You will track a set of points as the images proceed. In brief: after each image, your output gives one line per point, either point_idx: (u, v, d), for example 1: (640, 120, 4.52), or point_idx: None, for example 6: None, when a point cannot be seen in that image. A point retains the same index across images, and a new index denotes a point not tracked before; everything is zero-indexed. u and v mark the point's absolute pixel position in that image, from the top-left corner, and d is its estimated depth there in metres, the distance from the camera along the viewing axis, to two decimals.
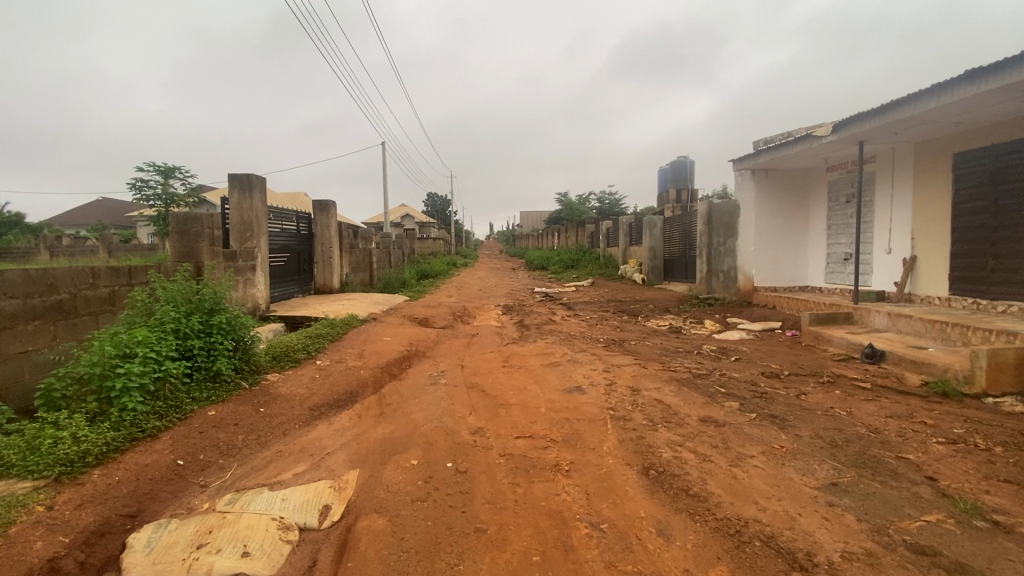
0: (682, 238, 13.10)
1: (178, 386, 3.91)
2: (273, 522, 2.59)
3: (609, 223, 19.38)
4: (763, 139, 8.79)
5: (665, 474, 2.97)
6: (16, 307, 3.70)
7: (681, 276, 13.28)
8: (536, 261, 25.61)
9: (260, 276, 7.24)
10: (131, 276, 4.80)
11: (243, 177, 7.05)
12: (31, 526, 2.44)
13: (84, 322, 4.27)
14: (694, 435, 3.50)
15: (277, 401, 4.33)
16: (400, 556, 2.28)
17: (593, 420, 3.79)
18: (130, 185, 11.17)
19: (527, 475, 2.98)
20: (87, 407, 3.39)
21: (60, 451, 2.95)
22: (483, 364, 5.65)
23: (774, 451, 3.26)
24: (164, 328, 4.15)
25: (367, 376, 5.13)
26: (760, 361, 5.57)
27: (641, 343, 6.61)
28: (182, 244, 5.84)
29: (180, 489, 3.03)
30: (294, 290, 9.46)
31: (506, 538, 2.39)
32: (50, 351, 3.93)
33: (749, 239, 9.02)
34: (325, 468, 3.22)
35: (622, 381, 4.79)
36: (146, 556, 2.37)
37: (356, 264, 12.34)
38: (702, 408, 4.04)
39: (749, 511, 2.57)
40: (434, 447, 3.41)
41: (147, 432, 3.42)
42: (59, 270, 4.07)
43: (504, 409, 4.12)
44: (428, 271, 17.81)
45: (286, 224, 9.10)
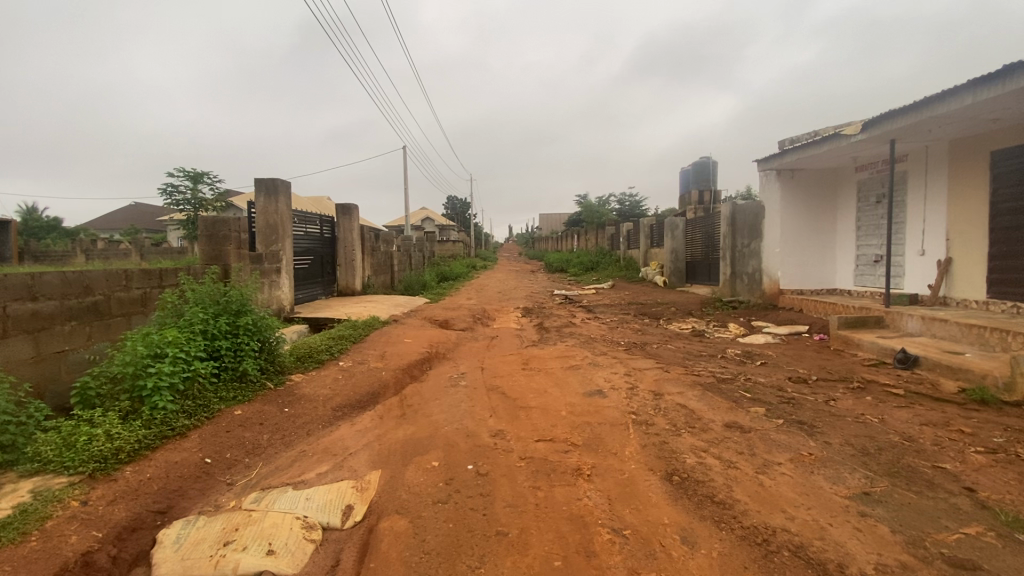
0: (705, 240, 12.90)
1: (206, 386, 4.01)
2: (297, 521, 2.63)
3: (630, 225, 19.10)
4: (789, 138, 8.60)
5: (689, 480, 2.91)
6: (54, 308, 3.82)
7: (703, 278, 13.09)
8: (555, 262, 25.51)
9: (285, 278, 7.37)
10: (161, 278, 4.94)
11: (269, 181, 7.19)
12: (67, 521, 2.51)
13: (117, 322, 4.40)
14: (719, 441, 3.43)
15: (301, 401, 4.40)
16: (420, 558, 2.28)
17: (614, 424, 3.75)
18: (160, 191, 11.53)
19: (548, 479, 2.96)
20: (120, 406, 3.48)
21: (94, 447, 3.04)
22: (503, 367, 5.64)
23: (802, 459, 3.17)
24: (193, 329, 4.26)
25: (388, 377, 5.17)
26: (787, 366, 5.43)
27: (663, 346, 6.51)
28: (210, 247, 6.00)
29: (207, 486, 3.09)
30: (317, 292, 9.60)
31: (527, 542, 2.37)
32: (85, 350, 4.06)
33: (774, 241, 8.83)
34: (347, 468, 3.25)
35: (644, 385, 4.72)
36: (175, 552, 2.43)
37: (377, 267, 12.48)
38: (727, 413, 3.95)
39: (776, 520, 2.50)
40: (454, 449, 3.41)
41: (177, 430, 3.51)
42: (95, 272, 4.20)
43: (525, 412, 4.11)
44: (447, 274, 17.90)
45: (310, 227, 9.25)
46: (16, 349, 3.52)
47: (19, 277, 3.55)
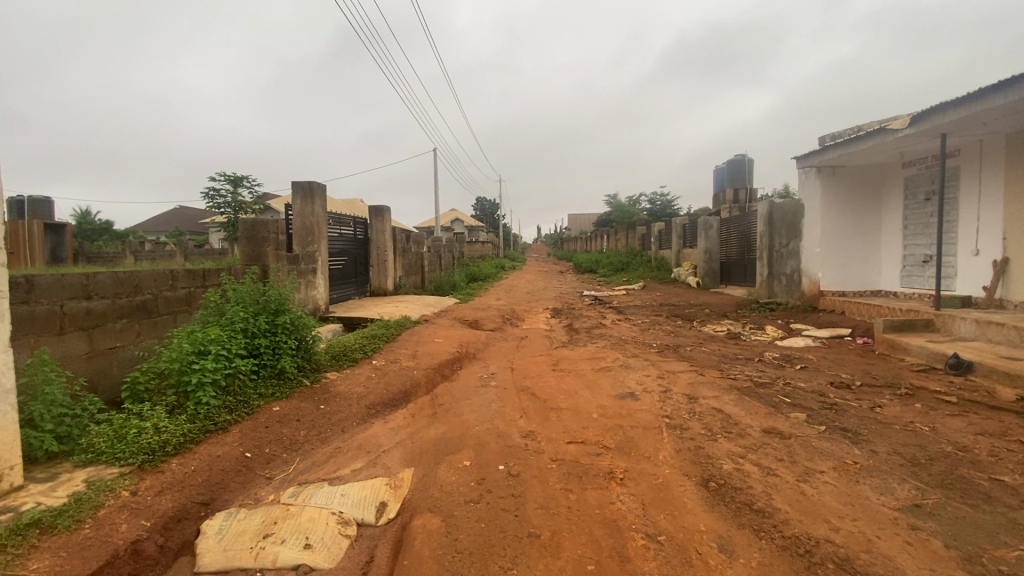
0: (740, 240, 12.58)
1: (246, 382, 4.15)
2: (333, 516, 2.68)
3: (661, 225, 18.78)
4: (829, 134, 8.28)
5: (726, 487, 2.83)
6: (106, 306, 4.01)
7: (738, 279, 12.75)
8: (584, 263, 25.34)
9: (320, 278, 7.55)
10: (204, 278, 5.13)
11: (306, 184, 7.40)
12: (118, 510, 2.62)
13: (163, 320, 4.59)
14: (757, 447, 3.33)
15: (336, 399, 4.50)
16: (453, 557, 2.29)
17: (647, 427, 3.68)
18: (203, 194, 11.98)
19: (580, 481, 2.93)
20: (166, 400, 3.63)
21: (143, 440, 3.17)
22: (533, 367, 5.62)
23: (846, 467, 3.04)
24: (234, 328, 4.40)
25: (419, 376, 5.24)
26: (828, 370, 5.22)
27: (697, 349, 6.36)
28: (249, 248, 6.20)
29: (248, 480, 3.19)
30: (351, 292, 9.80)
31: (560, 545, 2.35)
32: (135, 347, 4.25)
33: (814, 240, 8.53)
34: (381, 465, 3.30)
35: (677, 388, 4.62)
36: (218, 543, 2.52)
37: (408, 267, 12.64)
38: (765, 419, 3.83)
39: (820, 531, 2.40)
40: (486, 449, 3.42)
41: (219, 425, 3.64)
42: (144, 272, 4.39)
43: (555, 413, 4.08)
44: (476, 274, 18.02)
45: (344, 229, 9.47)
46: (72, 345, 3.71)
47: (75, 276, 3.74)
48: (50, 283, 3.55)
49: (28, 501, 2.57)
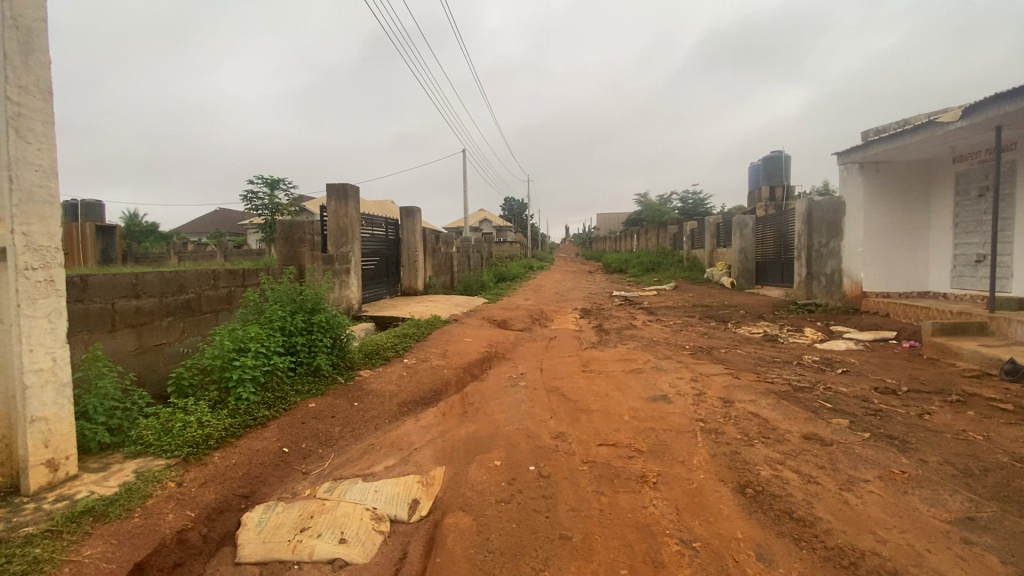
0: (776, 239, 12.22)
1: (284, 379, 4.27)
2: (367, 512, 2.73)
3: (694, 224, 18.38)
4: (874, 129, 7.93)
5: (763, 494, 2.74)
6: (154, 304, 4.19)
7: (775, 280, 12.38)
8: (613, 263, 25.08)
9: (353, 278, 7.70)
10: (244, 278, 5.31)
11: (340, 186, 7.56)
12: (164, 500, 2.73)
13: (206, 318, 4.77)
14: (796, 453, 3.22)
15: (369, 396, 4.58)
16: (485, 556, 2.30)
17: (681, 431, 3.60)
18: (242, 197, 12.42)
19: (611, 484, 2.90)
20: (209, 395, 3.77)
21: (188, 434, 3.30)
22: (563, 368, 5.58)
23: (893, 477, 2.90)
24: (273, 326, 4.54)
25: (450, 375, 5.28)
26: (872, 375, 5.00)
27: (731, 351, 6.21)
28: (286, 249, 6.37)
29: (285, 474, 3.29)
30: (382, 292, 9.98)
31: (592, 548, 2.33)
32: (179, 344, 4.42)
33: (857, 239, 8.20)
34: (413, 463, 3.34)
35: (712, 392, 4.51)
36: (257, 535, 2.61)
37: (437, 267, 12.78)
38: (805, 424, 3.70)
39: (865, 543, 2.30)
40: (516, 449, 3.41)
41: (258, 420, 3.76)
42: (188, 272, 4.58)
43: (586, 414, 4.05)
44: (504, 274, 18.08)
45: (376, 230, 9.64)
46: (123, 341, 3.89)
47: (125, 276, 3.92)
48: (102, 283, 3.73)
49: (82, 490, 2.71)
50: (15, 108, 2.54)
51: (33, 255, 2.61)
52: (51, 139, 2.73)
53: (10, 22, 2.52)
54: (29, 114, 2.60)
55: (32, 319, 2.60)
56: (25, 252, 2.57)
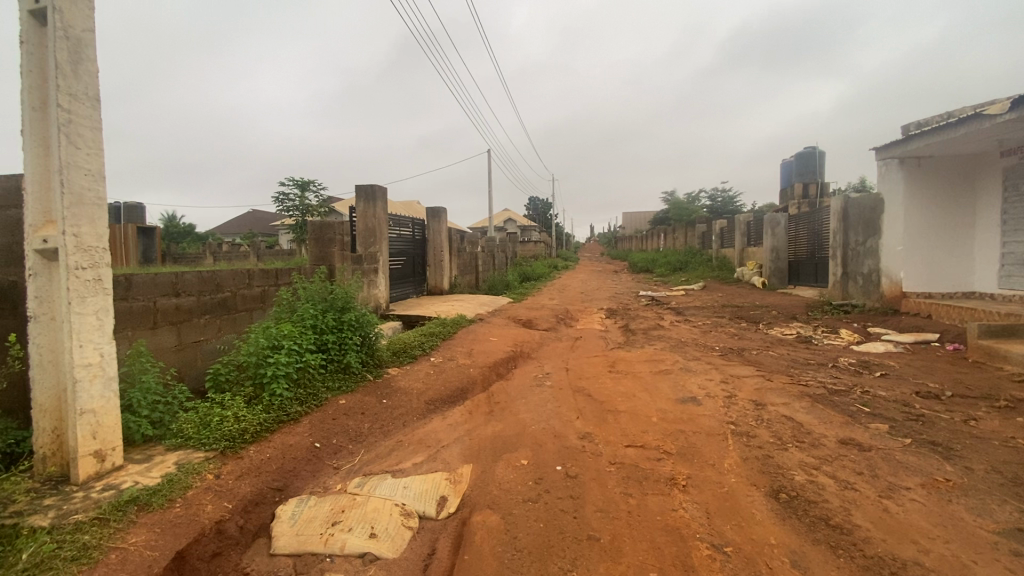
0: (810, 238, 11.86)
1: (315, 376, 4.37)
2: (396, 508, 2.77)
3: (722, 223, 18.00)
4: (915, 122, 7.61)
5: (798, 499, 2.67)
6: (192, 303, 4.35)
7: (808, 280, 12.00)
8: (639, 262, 24.77)
9: (381, 278, 7.82)
10: (277, 277, 5.46)
11: (368, 188, 7.69)
12: (204, 491, 2.83)
13: (241, 316, 4.92)
14: (833, 459, 3.12)
15: (397, 394, 4.64)
16: (513, 555, 2.31)
17: (711, 434, 3.54)
18: (273, 199, 12.76)
19: (640, 485, 2.87)
20: (245, 391, 3.89)
21: (225, 428, 3.41)
22: (589, 368, 5.55)
23: (937, 485, 2.78)
24: (305, 324, 4.65)
25: (476, 374, 5.31)
26: (913, 379, 4.80)
27: (763, 353, 6.05)
28: (317, 249, 6.51)
29: (317, 469, 3.37)
30: (409, 291, 10.11)
31: (620, 550, 2.31)
32: (216, 341, 4.58)
33: (896, 237, 7.89)
34: (440, 460, 3.38)
35: (743, 394, 4.42)
36: (291, 528, 2.68)
37: (462, 267, 12.88)
38: (841, 429, 3.58)
39: (907, 552, 2.21)
40: (543, 449, 3.41)
41: (291, 416, 3.86)
42: (224, 272, 4.73)
43: (613, 415, 4.01)
44: (529, 274, 18.08)
45: (403, 230, 9.76)
46: (164, 338, 4.05)
47: (166, 275, 4.07)
48: (145, 282, 3.88)
49: (127, 480, 2.83)
50: (66, 115, 2.67)
51: (82, 255, 2.73)
52: (99, 144, 2.86)
53: (62, 33, 2.65)
54: (78, 121, 2.73)
55: (82, 317, 2.73)
56: (75, 252, 2.69)
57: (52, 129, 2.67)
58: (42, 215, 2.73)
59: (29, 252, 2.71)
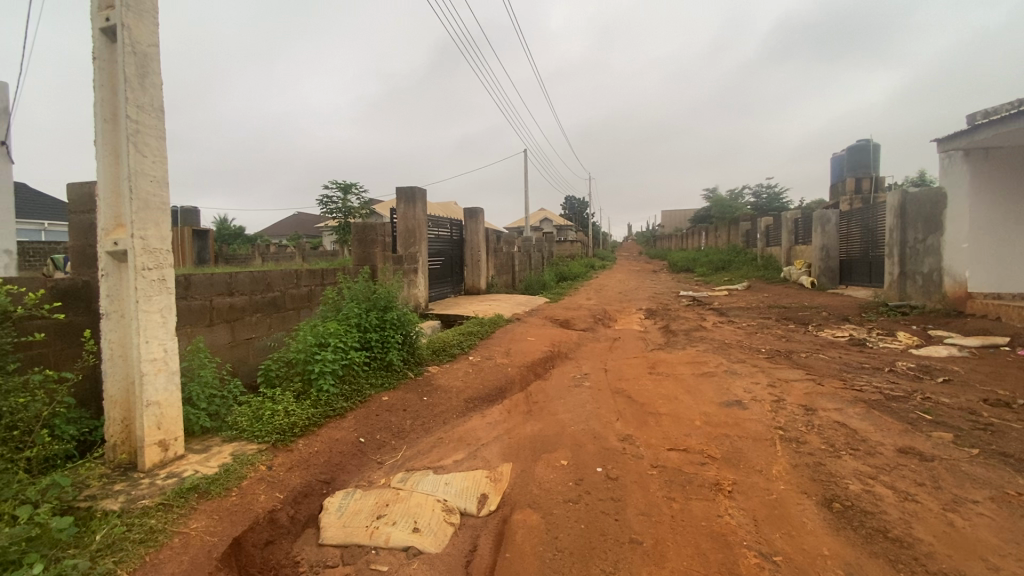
0: (863, 235, 11.29)
1: (359, 373, 4.50)
2: (438, 503, 2.83)
3: (768, 220, 17.37)
4: (981, 111, 7.12)
5: (853, 510, 2.55)
6: (245, 301, 4.55)
7: (861, 279, 11.42)
8: (679, 262, 24.22)
9: (421, 278, 7.96)
10: (323, 277, 5.66)
11: (409, 190, 7.85)
12: (257, 481, 2.97)
13: (290, 315, 5.13)
14: (891, 468, 2.96)
15: (437, 392, 4.72)
16: (554, 555, 2.31)
17: (757, 439, 3.43)
18: (318, 202, 13.21)
19: (683, 490, 2.81)
20: (294, 386, 4.05)
21: (276, 421, 3.55)
22: (628, 370, 5.47)
23: (1008, 499, 2.60)
24: (349, 322, 4.81)
25: (514, 374, 5.33)
26: (980, 386, 4.49)
27: (813, 356, 5.80)
28: (360, 249, 6.69)
29: (362, 463, 3.48)
30: (447, 291, 10.25)
31: (664, 554, 2.27)
32: (267, 338, 4.78)
33: (960, 235, 7.43)
34: (481, 458, 3.41)
35: (791, 398, 4.25)
36: (338, 519, 2.78)
37: (499, 267, 12.96)
38: (900, 437, 3.40)
39: (974, 571, 2.08)
40: (583, 449, 3.40)
41: (337, 411, 3.98)
42: (274, 272, 4.94)
43: (654, 418, 3.95)
44: (566, 274, 18.01)
45: (441, 231, 9.89)
46: (219, 335, 4.26)
47: (221, 276, 4.28)
48: (201, 282, 4.09)
49: (188, 469, 3.00)
50: (134, 126, 2.86)
51: (148, 257, 2.91)
52: (163, 152, 3.04)
53: (130, 49, 2.84)
54: (145, 130, 2.91)
55: (148, 314, 2.91)
56: (142, 254, 2.88)
57: (122, 139, 2.86)
58: (113, 219, 2.93)
59: (101, 254, 2.91)
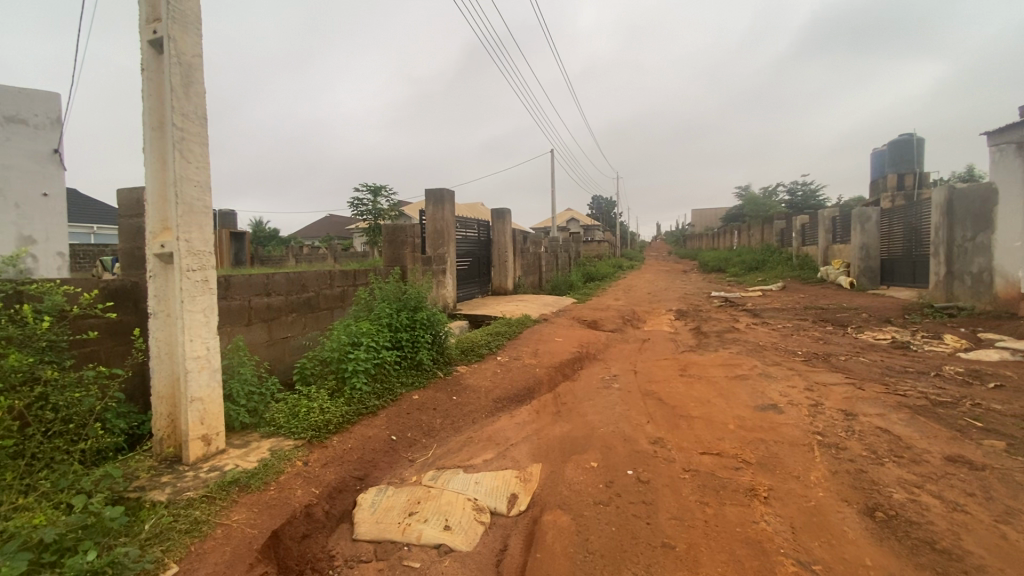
0: (906, 234, 10.85)
1: (391, 372, 4.58)
2: (468, 502, 2.86)
3: (804, 218, 16.87)
4: None
5: (897, 519, 2.45)
6: (281, 301, 4.69)
7: (903, 280, 10.97)
8: (710, 262, 23.75)
9: (449, 278, 8.04)
10: (355, 278, 5.78)
11: (437, 192, 7.93)
12: (294, 477, 3.06)
13: (324, 315, 5.25)
14: (938, 477, 2.84)
15: (466, 391, 4.77)
16: (585, 556, 2.30)
17: (794, 444, 3.34)
18: (349, 204, 13.51)
19: (717, 495, 2.76)
20: (328, 384, 4.15)
21: (312, 418, 3.65)
22: (658, 371, 5.40)
23: None
24: (381, 322, 4.90)
25: (542, 374, 5.33)
26: None
27: (852, 359, 5.60)
28: (391, 251, 6.80)
29: (394, 460, 3.54)
30: (474, 291, 10.33)
31: (697, 559, 2.24)
32: (302, 337, 4.92)
33: (1014, 233, 7.11)
34: (510, 458, 3.43)
35: (830, 403, 4.12)
36: (372, 515, 2.84)
37: (526, 267, 13.00)
38: (948, 444, 3.25)
39: None
40: (613, 452, 3.37)
41: (370, 409, 4.07)
42: (309, 273, 5.07)
43: (686, 421, 3.89)
44: (593, 274, 17.91)
45: (469, 232, 9.97)
46: (257, 334, 4.40)
47: (259, 277, 4.42)
48: (241, 282, 4.24)
49: (229, 463, 3.12)
50: (180, 133, 2.98)
51: (193, 259, 3.04)
52: (206, 158, 3.17)
53: (176, 59, 2.96)
54: (190, 138, 3.04)
55: (192, 314, 3.03)
56: (187, 256, 3.00)
57: (169, 146, 3.00)
58: (160, 223, 3.06)
59: (149, 256, 3.05)
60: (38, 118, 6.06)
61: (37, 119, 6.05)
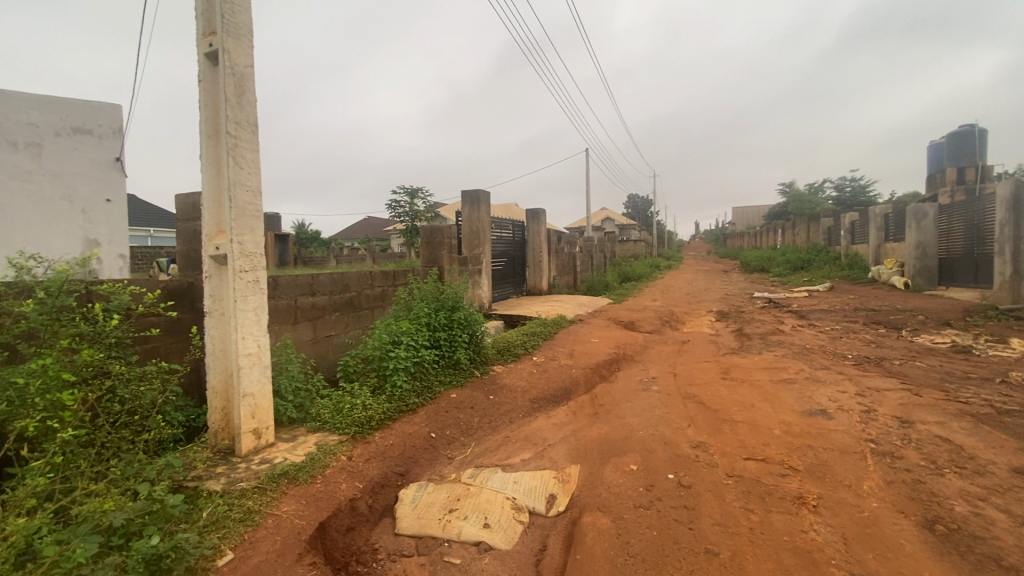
0: (968, 231, 10.20)
1: (429, 370, 4.66)
2: (507, 501, 2.88)
3: (853, 215, 16.11)
4: None
5: (960, 533, 2.32)
6: (325, 301, 4.84)
7: (965, 280, 10.31)
8: (751, 262, 23.01)
9: (484, 279, 8.11)
10: (395, 278, 5.91)
11: (473, 193, 8.01)
12: (339, 471, 3.16)
13: (365, 314, 5.39)
14: (1005, 490, 2.66)
15: (503, 391, 4.79)
16: (626, 560, 2.29)
17: (845, 451, 3.20)
18: (387, 206, 13.80)
19: (762, 502, 2.68)
20: (370, 382, 4.26)
21: (355, 415, 3.76)
22: (699, 374, 5.28)
23: None
24: (420, 321, 5.00)
25: (579, 375, 5.30)
26: None
27: (908, 363, 5.31)
28: (428, 252, 6.92)
29: (433, 458, 3.60)
30: (509, 291, 10.37)
31: (742, 567, 2.19)
32: (345, 335, 5.07)
33: None
34: (548, 458, 3.44)
35: (884, 409, 3.92)
36: (413, 511, 2.90)
37: (561, 268, 12.95)
38: (1016, 456, 3.04)
39: None
40: (653, 455, 3.32)
41: (410, 407, 4.15)
42: (351, 274, 5.22)
43: (729, 425, 3.79)
44: (629, 274, 17.67)
45: (504, 233, 10.01)
46: (303, 332, 4.57)
47: (305, 277, 4.58)
48: (287, 282, 4.41)
49: (279, 456, 3.25)
50: (233, 140, 3.13)
51: (245, 260, 3.18)
52: (257, 164, 3.31)
53: (230, 70, 3.12)
54: (242, 144, 3.19)
55: (244, 312, 3.18)
56: (240, 257, 3.15)
57: (223, 153, 3.15)
58: (215, 226, 3.23)
59: (205, 257, 3.22)
60: (102, 129, 6.42)
61: (101, 129, 6.42)
